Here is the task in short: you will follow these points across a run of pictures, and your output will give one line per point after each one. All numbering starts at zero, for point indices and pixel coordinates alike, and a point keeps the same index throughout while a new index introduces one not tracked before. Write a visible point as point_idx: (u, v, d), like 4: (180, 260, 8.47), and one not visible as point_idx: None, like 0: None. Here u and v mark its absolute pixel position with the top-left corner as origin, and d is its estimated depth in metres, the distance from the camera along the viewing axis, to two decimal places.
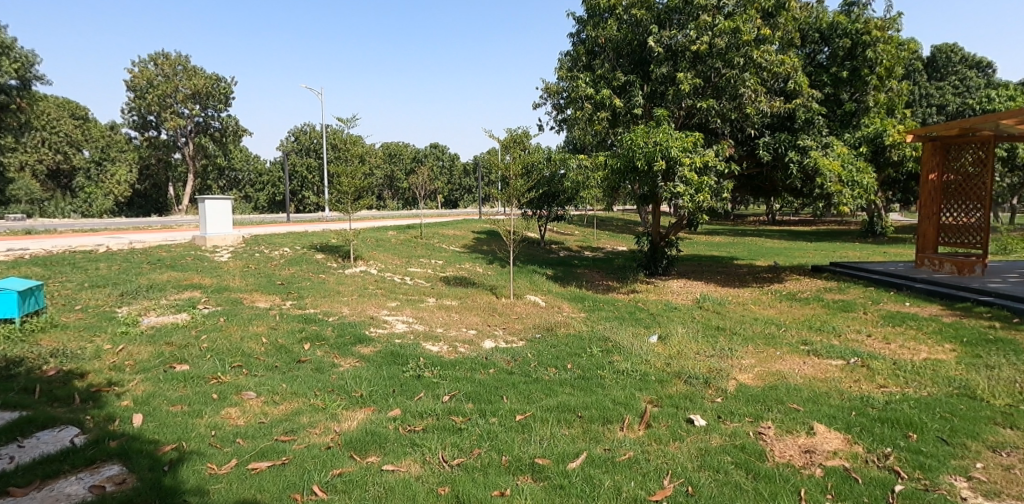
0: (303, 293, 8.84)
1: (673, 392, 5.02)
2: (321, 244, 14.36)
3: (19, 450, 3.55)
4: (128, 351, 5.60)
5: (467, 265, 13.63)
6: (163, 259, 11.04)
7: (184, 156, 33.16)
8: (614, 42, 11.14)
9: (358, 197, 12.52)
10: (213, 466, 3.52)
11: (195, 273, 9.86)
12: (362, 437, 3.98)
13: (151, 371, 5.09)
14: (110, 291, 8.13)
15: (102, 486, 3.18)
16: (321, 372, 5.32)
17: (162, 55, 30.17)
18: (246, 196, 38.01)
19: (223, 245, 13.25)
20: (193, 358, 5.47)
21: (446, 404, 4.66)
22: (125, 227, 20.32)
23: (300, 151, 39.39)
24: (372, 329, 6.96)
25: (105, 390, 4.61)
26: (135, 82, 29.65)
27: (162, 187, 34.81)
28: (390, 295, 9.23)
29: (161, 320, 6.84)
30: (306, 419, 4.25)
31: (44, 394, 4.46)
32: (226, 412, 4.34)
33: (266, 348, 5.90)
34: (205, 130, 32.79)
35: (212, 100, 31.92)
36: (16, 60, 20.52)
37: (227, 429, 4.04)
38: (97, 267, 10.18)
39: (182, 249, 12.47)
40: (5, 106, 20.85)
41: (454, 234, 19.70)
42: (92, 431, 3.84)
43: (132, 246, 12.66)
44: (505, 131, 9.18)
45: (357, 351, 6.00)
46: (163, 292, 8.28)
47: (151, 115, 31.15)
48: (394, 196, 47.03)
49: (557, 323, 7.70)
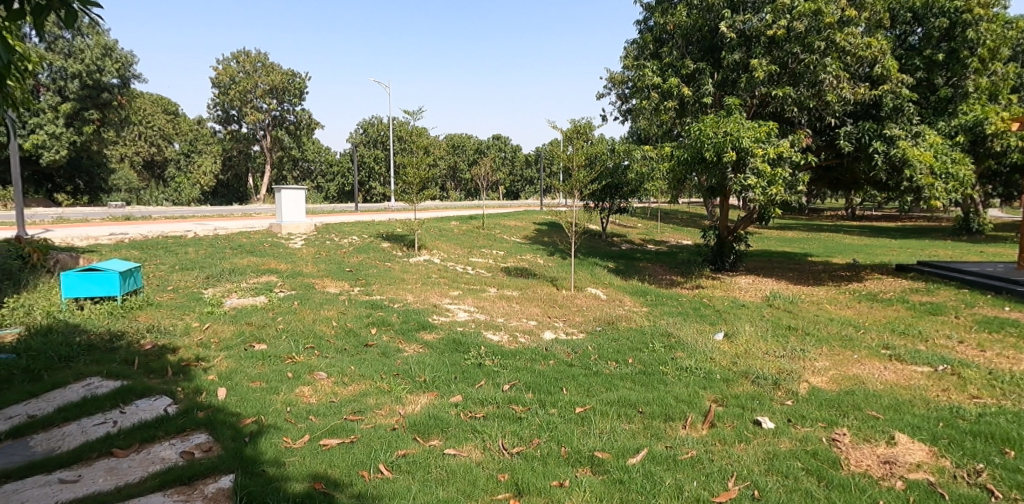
0: (370, 280, 9.17)
1: (739, 392, 4.87)
2: (387, 233, 14.82)
3: (121, 415, 3.88)
4: (213, 329, 6.01)
5: (527, 256, 13.69)
6: (244, 245, 11.74)
7: (263, 148, 34.97)
8: (683, 28, 10.80)
9: (423, 188, 12.82)
10: (288, 440, 3.71)
11: (271, 259, 10.40)
12: (425, 420, 4.08)
13: (233, 349, 5.43)
14: (197, 274, 8.72)
15: (191, 452, 3.43)
16: (386, 356, 5.51)
17: (243, 53, 31.83)
18: (317, 186, 39.62)
19: (297, 233, 13.90)
20: (270, 338, 5.78)
21: (506, 392, 4.71)
22: (210, 215, 21.89)
23: (368, 143, 40.79)
24: (435, 316, 7.13)
25: (193, 365, 4.96)
26: (219, 78, 31.51)
27: (243, 177, 36.91)
28: (452, 284, 9.40)
29: (242, 302, 7.26)
30: (372, 401, 4.42)
31: (141, 366, 4.84)
32: (300, 390, 4.58)
33: (336, 331, 6.16)
34: (281, 124, 34.45)
35: (288, 94, 33.47)
36: (118, 60, 22.37)
37: (301, 406, 4.26)
38: (186, 251, 10.91)
39: (261, 235, 13.22)
40: (109, 102, 22.74)
41: (515, 225, 19.83)
42: (182, 401, 4.14)
43: (216, 233, 13.51)
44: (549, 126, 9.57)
45: (420, 337, 6.16)
46: (243, 276, 8.81)
47: (233, 110, 33.04)
48: (457, 187, 47.80)
49: (619, 316, 7.62)
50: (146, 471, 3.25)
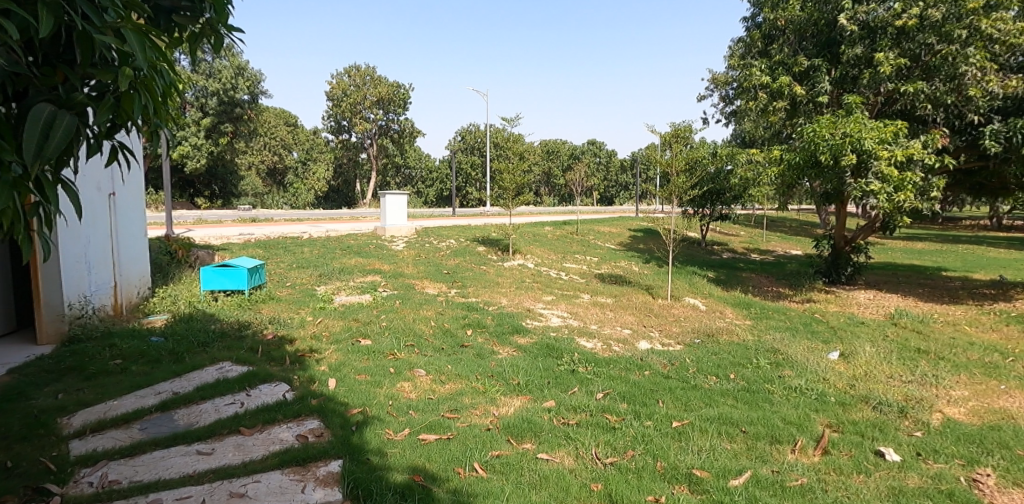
0: (466, 283, 9.42)
1: (858, 418, 4.47)
2: (483, 238, 15.14)
3: (247, 398, 4.25)
4: (324, 323, 6.45)
5: (622, 263, 13.44)
6: (352, 246, 12.49)
7: (369, 156, 37.10)
8: (796, 23, 10.21)
9: (518, 194, 12.97)
10: (390, 432, 3.88)
11: (376, 260, 10.99)
12: (518, 423, 4.11)
13: (342, 343, 5.78)
14: (311, 272, 9.40)
15: (305, 437, 3.68)
16: (481, 357, 5.61)
17: (354, 67, 33.90)
18: (418, 191, 41.33)
19: (399, 236, 14.57)
20: (374, 334, 6.10)
21: (599, 401, 4.64)
22: (322, 218, 23.50)
23: (466, 150, 41.96)
24: (528, 320, 7.18)
25: (307, 355, 5.34)
26: (333, 91, 33.86)
27: (351, 183, 39.30)
28: (545, 289, 9.42)
29: (349, 299, 7.72)
30: (468, 400, 4.52)
31: (264, 354, 5.29)
32: (401, 385, 4.78)
33: (434, 331, 6.37)
34: (386, 132, 36.39)
35: (393, 104, 35.25)
36: (249, 78, 24.70)
37: (401, 401, 4.44)
38: (301, 250, 11.79)
39: (366, 238, 14.00)
40: (240, 117, 25.17)
41: (610, 232, 19.56)
42: (298, 389, 4.47)
43: (327, 235, 14.49)
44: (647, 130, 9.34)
45: (514, 341, 6.22)
46: (351, 275, 9.37)
47: (344, 120, 35.32)
48: (551, 192, 47.88)
49: (719, 329, 7.26)
50: (267, 450, 3.53)
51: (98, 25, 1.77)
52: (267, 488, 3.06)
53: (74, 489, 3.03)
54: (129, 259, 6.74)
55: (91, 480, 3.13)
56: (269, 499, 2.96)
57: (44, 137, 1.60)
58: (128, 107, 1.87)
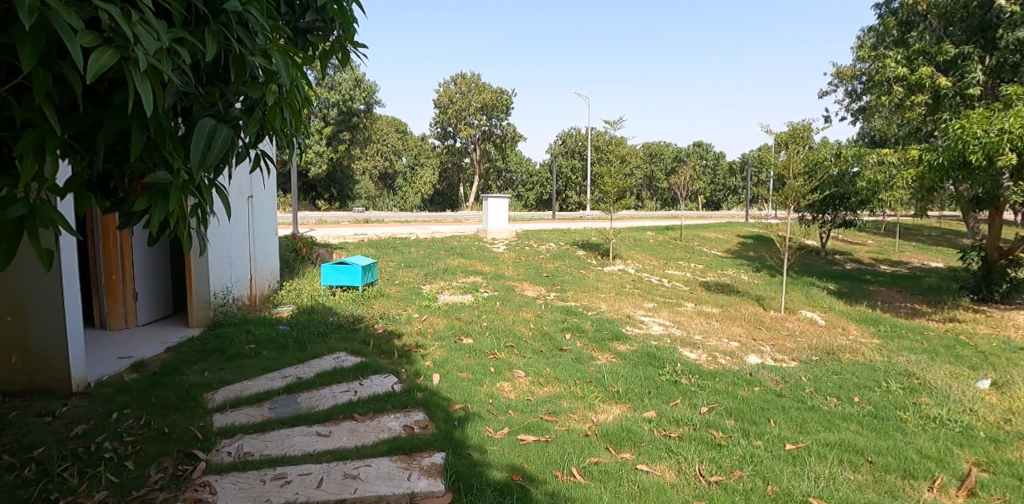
0: (565, 286, 9.41)
1: (1013, 458, 3.91)
2: (583, 242, 15.04)
3: (360, 387, 4.53)
4: (429, 321, 6.72)
5: (730, 271, 12.77)
6: (455, 248, 12.90)
7: (473, 161, 38.23)
8: (942, 7, 9.21)
9: (620, 198, 12.75)
10: (490, 429, 3.95)
11: (477, 261, 11.27)
12: (618, 431, 4.03)
13: (445, 340, 5.99)
14: (417, 271, 9.84)
15: (411, 427, 3.85)
16: (580, 362, 5.57)
17: (460, 75, 35.06)
18: (518, 195, 41.89)
19: (500, 238, 14.87)
20: (475, 333, 6.26)
21: (704, 415, 4.44)
22: (428, 220, 24.53)
23: (567, 153, 41.94)
24: (628, 327, 7.03)
25: (414, 350, 5.59)
26: (440, 99, 35.28)
27: (455, 187, 40.65)
28: (646, 296, 9.17)
29: (452, 299, 7.98)
30: (566, 404, 4.51)
31: (375, 346, 5.62)
32: (501, 385, 4.86)
33: (533, 333, 6.42)
34: (489, 137, 37.29)
35: (497, 110, 36.00)
36: (365, 89, 26.42)
37: (501, 400, 4.51)
38: (409, 250, 12.37)
39: (469, 240, 14.42)
40: (356, 125, 26.96)
41: (716, 238, 18.68)
42: (405, 381, 4.69)
43: (433, 236, 15.10)
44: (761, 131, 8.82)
45: (614, 347, 6.12)
46: (454, 275, 9.69)
47: (450, 126, 36.65)
48: (654, 196, 46.57)
49: (841, 346, 6.68)
50: (377, 437, 3.73)
51: (250, 48, 1.96)
52: (377, 473, 3.23)
53: (215, 456, 3.38)
54: (262, 255, 7.42)
55: (229, 450, 3.47)
56: (379, 483, 3.13)
57: (207, 145, 1.76)
58: (272, 120, 2.06)
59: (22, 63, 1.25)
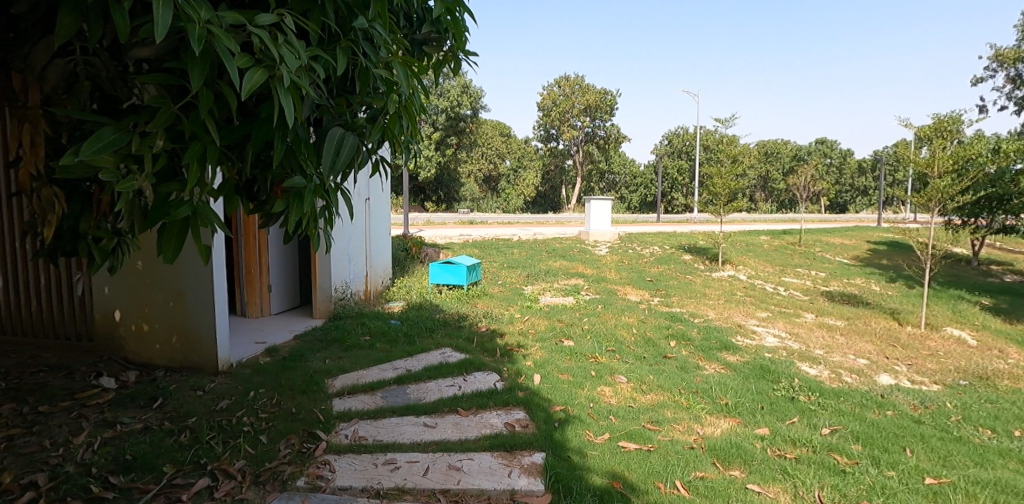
0: (670, 291, 9.12)
1: None
2: (689, 246, 14.47)
3: (464, 382, 4.70)
4: (530, 321, 6.80)
5: (857, 280, 11.70)
6: (557, 250, 12.93)
7: (576, 162, 38.12)
8: None
9: (731, 200, 12.14)
10: (590, 434, 3.93)
11: (579, 264, 11.23)
12: (726, 447, 3.85)
13: (546, 341, 6.03)
14: (520, 272, 9.99)
15: (512, 425, 3.93)
16: (685, 371, 5.38)
17: (563, 78, 35.23)
18: (621, 197, 41.14)
19: (603, 240, 14.72)
20: (576, 336, 6.24)
21: (825, 437, 4.11)
22: (530, 222, 24.73)
23: (673, 154, 40.56)
24: (739, 337, 6.67)
25: (515, 350, 5.69)
26: (544, 102, 35.57)
27: (557, 189, 40.73)
28: (759, 304, 8.64)
29: (554, 301, 8.02)
30: (670, 414, 4.38)
31: (478, 344, 5.79)
32: (602, 389, 4.82)
33: (636, 339, 6.29)
34: (593, 139, 36.99)
35: (601, 111, 35.59)
36: (471, 95, 27.33)
37: (602, 405, 4.47)
38: (512, 252, 12.58)
39: (571, 242, 14.39)
40: (462, 129, 27.92)
41: (841, 244, 17.17)
42: (507, 380, 4.79)
43: (535, 237, 15.26)
44: (899, 124, 8.06)
45: (723, 358, 5.84)
46: (556, 277, 9.72)
47: (553, 128, 36.83)
48: (768, 199, 43.73)
49: (995, 371, 5.89)
50: (480, 432, 3.84)
51: (374, 60, 2.11)
52: (479, 467, 3.34)
53: (334, 438, 3.66)
54: (377, 254, 7.91)
55: (346, 433, 3.75)
56: (480, 477, 3.23)
57: (337, 151, 1.92)
58: (392, 127, 2.20)
59: (193, 83, 1.44)
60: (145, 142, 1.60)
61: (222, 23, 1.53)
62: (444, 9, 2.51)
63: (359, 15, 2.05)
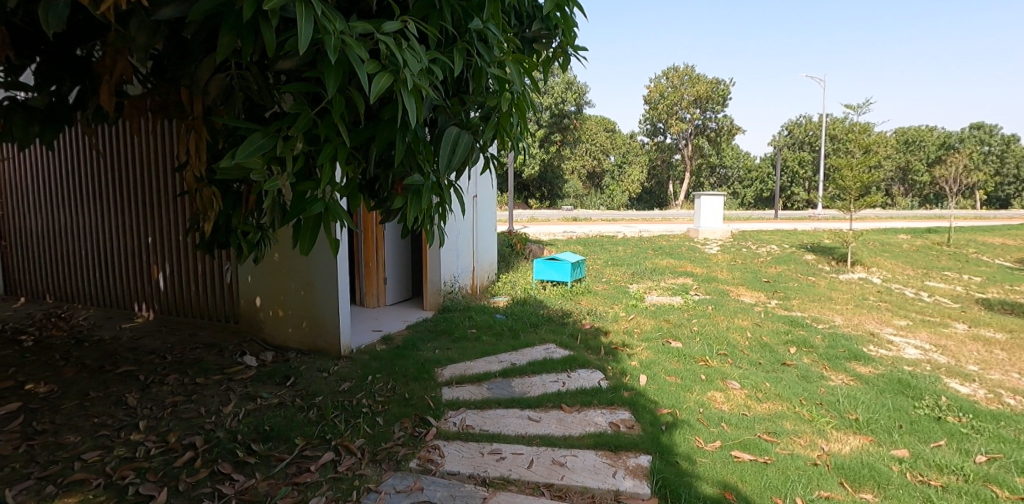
0: (789, 294, 8.50)
1: None
2: (812, 245, 13.40)
3: (567, 379, 4.70)
4: (636, 320, 6.65)
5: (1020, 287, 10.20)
6: (664, 248, 12.52)
7: (685, 157, 36.68)
8: None
9: (863, 195, 11.08)
10: (700, 440, 3.77)
11: (688, 262, 10.80)
12: (856, 467, 3.53)
13: (652, 341, 5.87)
14: (624, 270, 9.79)
15: (617, 425, 3.88)
16: (807, 381, 5.00)
17: (672, 68, 33.67)
18: (734, 192, 38.96)
19: (713, 238, 14.06)
20: (684, 338, 6.01)
21: (979, 466, 3.64)
22: (635, 219, 24.18)
23: (794, 145, 37.71)
24: (871, 347, 6.08)
25: (620, 349, 5.60)
26: (651, 95, 34.58)
27: (664, 185, 39.42)
28: (895, 311, 7.81)
29: (661, 300, 7.78)
30: (790, 426, 4.09)
31: (582, 341, 5.76)
32: (713, 394, 4.61)
33: (750, 343, 5.94)
34: (703, 131, 35.35)
35: (711, 103, 33.70)
36: (575, 91, 27.41)
37: (713, 411, 4.27)
38: (617, 249, 12.36)
39: (679, 239, 13.88)
40: (565, 126, 27.94)
41: (1000, 245, 15.03)
42: (611, 379, 4.73)
43: (640, 235, 14.89)
44: None
45: (852, 368, 5.36)
46: (663, 276, 9.42)
47: (661, 122, 35.68)
48: (907, 193, 39.32)
49: None
50: (584, 429, 3.83)
51: (488, 60, 2.16)
52: (584, 464, 3.33)
53: (443, 424, 3.82)
54: (483, 249, 8.12)
55: (454, 421, 3.89)
56: (585, 475, 3.22)
57: (452, 149, 1.99)
58: (505, 124, 2.24)
59: (329, 90, 1.56)
60: (288, 145, 1.75)
61: (353, 33, 1.64)
62: (555, 6, 2.52)
63: (474, 17, 2.11)
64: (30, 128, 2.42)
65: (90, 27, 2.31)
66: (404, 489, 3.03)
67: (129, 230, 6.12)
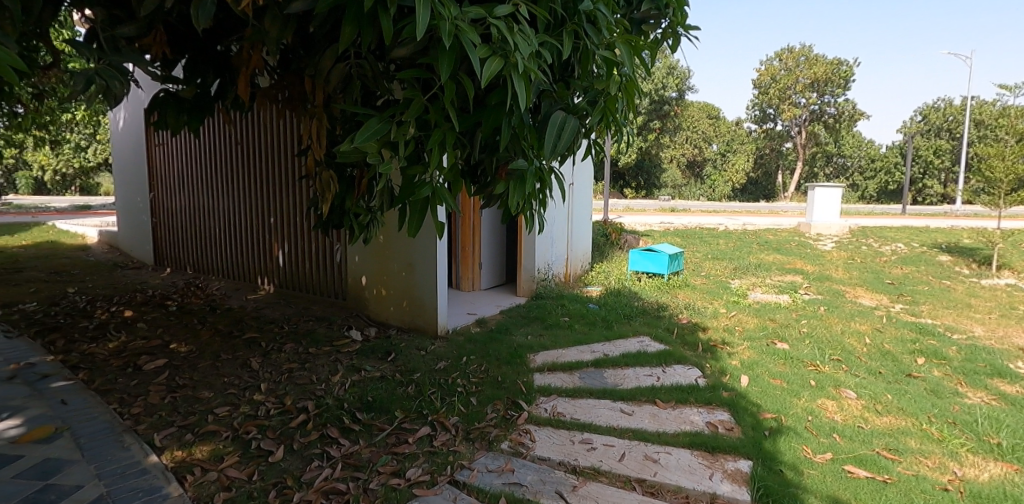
0: (917, 298, 7.70)
1: None
2: (947, 245, 12.01)
3: (662, 374, 4.58)
4: (738, 318, 6.33)
5: None
6: (771, 242, 11.78)
7: (798, 145, 34.18)
8: None
9: (1015, 189, 9.75)
10: (808, 450, 3.53)
11: (798, 259, 10.08)
12: (996, 497, 3.14)
13: (755, 341, 5.56)
14: (727, 264, 9.33)
15: (715, 426, 3.72)
16: (936, 396, 4.52)
17: (785, 50, 31.81)
18: (853, 184, 35.80)
19: (828, 233, 13.03)
20: (792, 339, 5.63)
21: None
22: (739, 211, 22.93)
23: (929, 133, 33.90)
24: (1018, 363, 5.36)
25: (720, 347, 5.36)
26: (761, 79, 32.48)
27: (773, 175, 37.01)
28: None
29: (767, 298, 7.33)
30: (915, 445, 3.72)
31: (679, 336, 5.58)
32: (823, 402, 4.29)
33: (869, 350, 5.45)
34: (820, 117, 32.71)
35: (831, 85, 31.11)
36: (677, 76, 26.50)
37: (824, 420, 3.98)
38: (718, 242, 11.80)
39: (788, 234, 12.99)
40: (665, 113, 27.03)
41: None
42: (710, 377, 4.54)
43: (745, 228, 14.10)
44: None
45: (993, 386, 4.76)
46: (770, 272, 8.87)
47: (771, 108, 33.46)
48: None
49: None
50: (679, 427, 3.71)
51: (597, 43, 2.11)
52: (679, 463, 3.24)
53: (535, 409, 3.86)
54: (578, 238, 8.07)
55: (546, 407, 3.92)
56: (679, 474, 3.13)
57: (558, 134, 1.98)
58: (612, 109, 2.19)
59: (443, 75, 1.60)
60: (401, 130, 1.82)
61: (466, 18, 1.67)
62: None
63: None
64: (181, 118, 2.68)
65: (230, 23, 2.55)
66: (496, 469, 3.10)
67: (255, 210, 6.72)
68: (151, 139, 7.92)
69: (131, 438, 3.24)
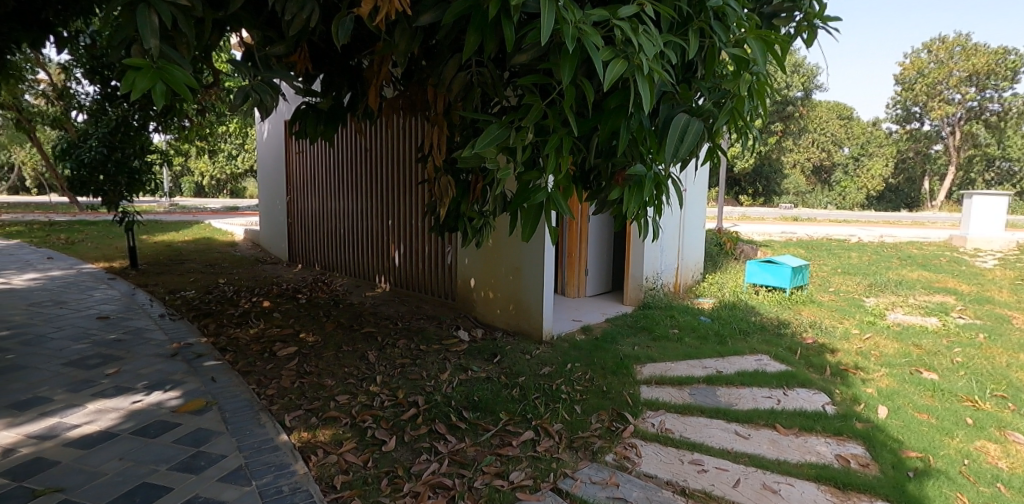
0: None
1: None
2: None
3: (784, 397, 4.24)
4: (874, 341, 5.71)
5: None
6: (915, 257, 10.53)
7: (950, 148, 30.38)
8: None
9: None
10: (963, 498, 3.08)
11: (948, 277, 8.92)
12: None
13: (895, 368, 4.98)
14: (860, 280, 8.48)
15: (847, 460, 3.37)
16: None
17: (937, 40, 28.35)
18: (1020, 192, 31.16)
19: (987, 249, 11.42)
20: (942, 369, 4.97)
21: None
22: (875, 221, 20.78)
23: None
24: None
25: (852, 372, 4.86)
26: (904, 74, 29.39)
27: (917, 182, 33.19)
28: None
29: (909, 320, 6.56)
30: None
31: (803, 357, 5.14)
32: (982, 444, 3.73)
33: None
34: (978, 116, 28.86)
35: (994, 78, 27.34)
36: (803, 74, 24.58)
37: (984, 465, 3.45)
38: (850, 255, 10.77)
39: (936, 248, 11.55)
40: (790, 114, 25.21)
41: None
42: (840, 405, 4.14)
43: (882, 241, 12.75)
44: None
45: None
46: (913, 291, 7.93)
47: (917, 106, 30.06)
48: None
49: None
50: (803, 457, 3.41)
51: (726, 39, 1.98)
52: (803, 497, 2.97)
53: (642, 424, 3.72)
54: (691, 247, 7.73)
55: (653, 422, 3.77)
56: None
57: (680, 137, 1.88)
58: (740, 109, 2.05)
59: (564, 79, 1.58)
60: (519, 136, 1.83)
61: (589, 20, 1.63)
62: None
63: None
64: (318, 127, 2.91)
65: (365, 39, 2.73)
66: (600, 482, 3.03)
67: (377, 213, 7.13)
68: (291, 146, 8.71)
69: (266, 416, 3.56)
